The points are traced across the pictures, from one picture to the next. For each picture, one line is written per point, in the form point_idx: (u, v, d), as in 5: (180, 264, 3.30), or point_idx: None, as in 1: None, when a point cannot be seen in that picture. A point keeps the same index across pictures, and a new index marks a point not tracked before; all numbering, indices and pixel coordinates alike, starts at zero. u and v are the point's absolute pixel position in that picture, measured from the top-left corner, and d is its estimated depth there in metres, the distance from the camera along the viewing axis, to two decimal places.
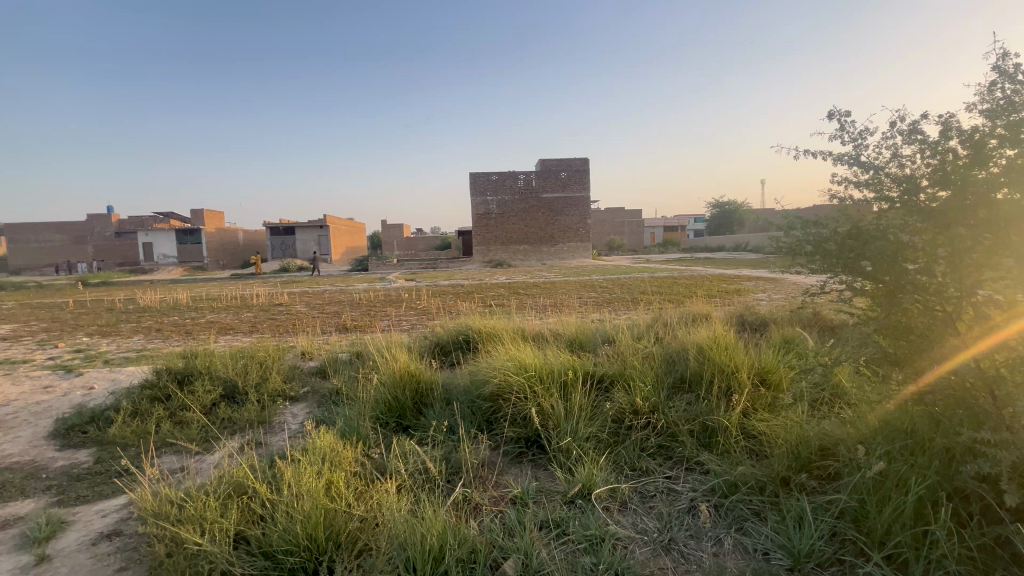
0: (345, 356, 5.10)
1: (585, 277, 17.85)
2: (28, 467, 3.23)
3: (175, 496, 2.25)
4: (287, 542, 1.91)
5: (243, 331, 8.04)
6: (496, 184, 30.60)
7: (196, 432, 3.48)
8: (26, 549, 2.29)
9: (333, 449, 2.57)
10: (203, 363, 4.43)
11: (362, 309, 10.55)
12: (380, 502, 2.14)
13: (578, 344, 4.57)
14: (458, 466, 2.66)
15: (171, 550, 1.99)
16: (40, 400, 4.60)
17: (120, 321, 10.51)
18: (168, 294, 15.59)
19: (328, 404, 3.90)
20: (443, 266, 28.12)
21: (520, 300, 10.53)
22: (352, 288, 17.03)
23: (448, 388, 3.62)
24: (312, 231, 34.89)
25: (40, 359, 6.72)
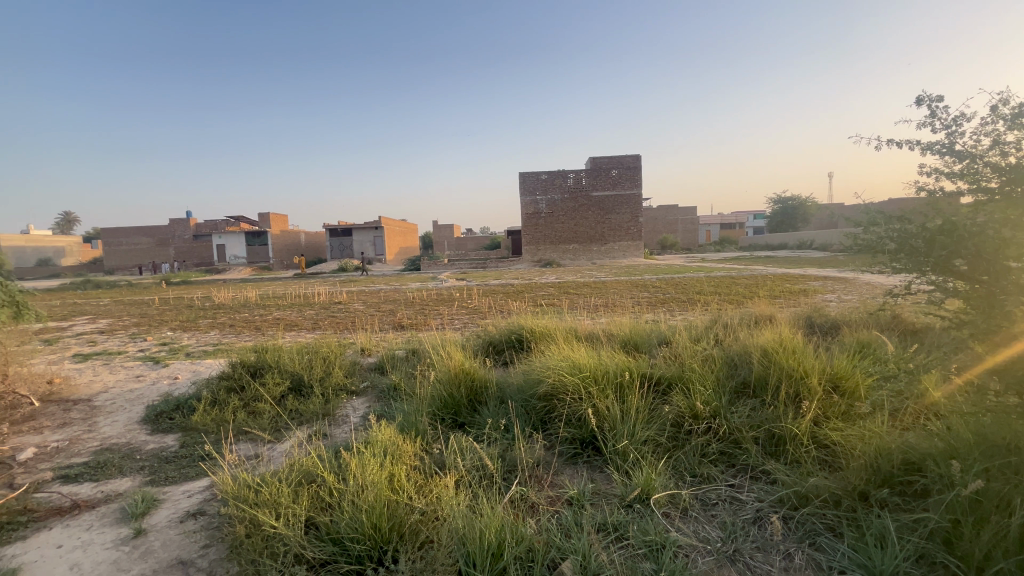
0: (401, 354, 5.26)
1: (637, 277, 17.44)
2: (124, 449, 3.57)
3: (251, 480, 2.41)
4: (354, 530, 2.00)
5: (306, 328, 8.49)
6: (546, 183, 30.57)
7: (268, 422, 3.71)
8: (126, 522, 2.54)
9: (394, 443, 2.65)
10: (273, 357, 4.73)
11: (416, 307, 10.85)
12: (440, 495, 2.19)
13: (633, 345, 4.48)
14: (514, 464, 2.68)
15: (250, 531, 2.13)
16: (133, 388, 5.06)
17: (198, 317, 11.40)
18: (240, 293, 16.70)
19: (386, 399, 4.04)
20: (493, 266, 28.41)
21: (571, 300, 10.44)
22: (406, 287, 17.55)
23: (502, 387, 3.65)
24: (367, 232, 36.31)
25: (132, 350, 7.41)
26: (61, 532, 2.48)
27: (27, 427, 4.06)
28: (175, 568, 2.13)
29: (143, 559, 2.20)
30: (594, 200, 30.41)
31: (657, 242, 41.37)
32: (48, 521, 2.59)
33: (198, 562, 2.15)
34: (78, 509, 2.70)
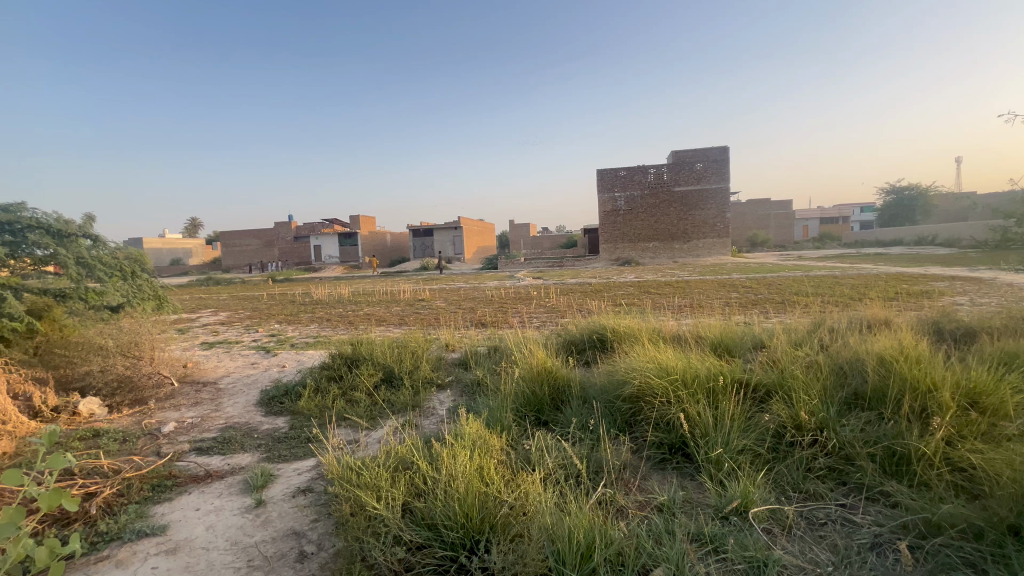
0: (483, 350, 5.40)
1: (724, 276, 16.45)
2: (245, 428, 4.01)
3: (353, 463, 2.61)
4: (447, 517, 2.09)
5: (394, 324, 8.98)
6: (625, 180, 29.79)
7: (364, 410, 3.99)
8: (248, 493, 2.86)
9: (481, 436, 2.73)
10: (367, 350, 5.06)
11: (495, 306, 11.05)
12: (528, 490, 2.23)
13: (725, 348, 4.22)
14: (599, 465, 2.64)
15: (354, 510, 2.31)
16: (250, 374, 5.68)
17: (300, 311, 12.53)
18: (334, 290, 18.06)
19: (471, 394, 4.18)
20: (569, 265, 28.22)
21: (653, 300, 10.07)
22: (484, 286, 17.97)
23: (584, 386, 3.61)
24: (448, 232, 37.69)
25: (247, 340, 8.32)
26: (198, 497, 2.84)
27: (169, 404, 4.71)
28: (291, 538, 2.36)
29: (264, 527, 2.46)
30: (676, 196, 29.12)
31: (746, 239, 38.65)
32: (188, 486, 2.99)
33: (309, 534, 2.37)
34: (210, 478, 3.09)
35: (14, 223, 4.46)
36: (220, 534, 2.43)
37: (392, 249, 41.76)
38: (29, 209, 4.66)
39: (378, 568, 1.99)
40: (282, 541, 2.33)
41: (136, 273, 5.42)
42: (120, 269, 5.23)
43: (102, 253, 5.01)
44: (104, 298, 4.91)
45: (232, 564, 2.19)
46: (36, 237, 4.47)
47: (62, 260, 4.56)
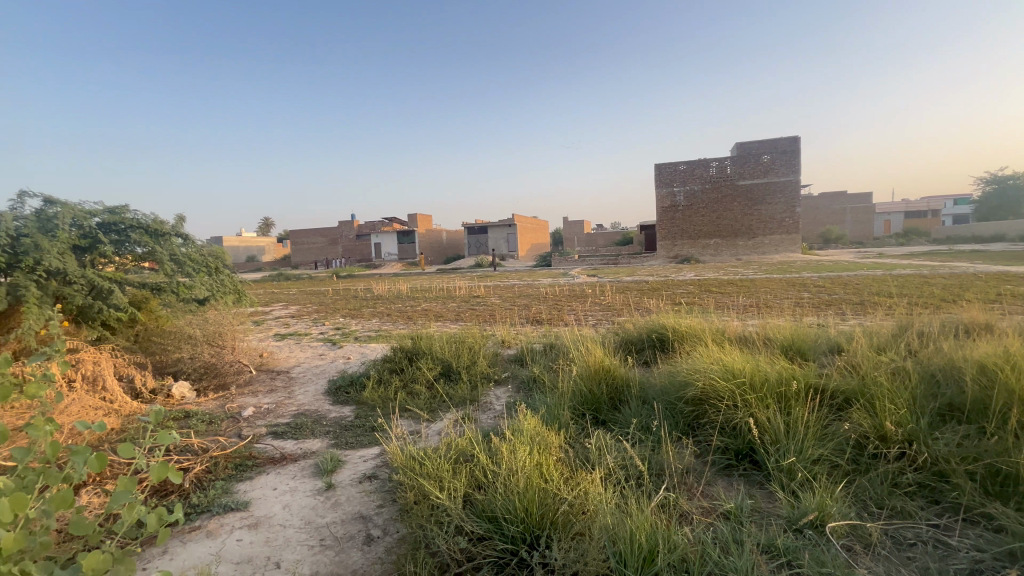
0: (539, 348, 5.41)
1: (794, 275, 15.47)
2: (314, 415, 4.26)
3: (416, 453, 2.70)
4: (508, 511, 2.13)
5: (450, 320, 9.18)
6: (684, 174, 28.74)
7: (424, 403, 4.12)
8: (318, 476, 3.03)
9: (539, 433, 2.74)
10: (426, 344, 5.21)
11: (549, 303, 11.01)
12: (587, 489, 2.21)
13: (796, 351, 3.97)
14: (660, 468, 2.57)
15: (418, 498, 2.40)
16: (318, 365, 6.02)
17: (362, 306, 13.11)
18: (393, 286, 18.71)
19: (526, 390, 4.20)
20: (625, 263, 27.63)
21: (715, 300, 9.64)
22: (538, 283, 17.99)
23: (644, 386, 3.52)
24: (502, 230, 38.03)
25: (315, 332, 8.82)
26: (274, 478, 3.06)
27: (247, 390, 5.09)
28: (358, 521, 2.48)
29: (334, 509, 2.61)
30: (741, 189, 27.73)
31: (818, 235, 36.13)
32: (266, 467, 3.22)
33: (375, 518, 2.48)
34: (286, 460, 3.31)
35: (118, 224, 4.98)
36: (296, 513, 2.60)
37: (448, 246, 42.75)
38: (130, 211, 5.18)
39: (441, 556, 2.06)
40: (350, 524, 2.46)
41: (219, 269, 5.89)
42: (206, 265, 5.70)
43: (190, 251, 5.49)
44: (192, 292, 5.38)
45: (306, 541, 2.34)
46: (136, 236, 4.96)
47: (157, 257, 5.04)
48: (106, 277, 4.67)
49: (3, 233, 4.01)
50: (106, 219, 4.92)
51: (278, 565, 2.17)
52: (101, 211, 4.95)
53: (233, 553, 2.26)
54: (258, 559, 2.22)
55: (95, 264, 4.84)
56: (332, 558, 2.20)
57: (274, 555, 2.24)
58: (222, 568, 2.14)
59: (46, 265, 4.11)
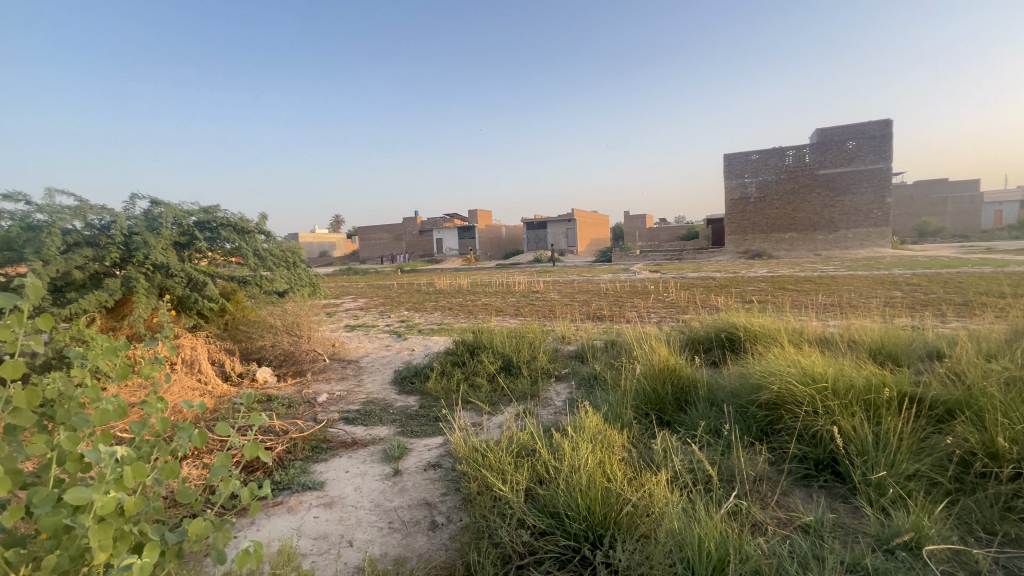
0: (600, 344, 5.33)
1: (882, 272, 14.16)
2: (382, 403, 4.47)
3: (478, 444, 2.76)
4: (570, 507, 2.12)
5: (510, 314, 9.26)
6: (757, 164, 27.08)
7: (485, 396, 4.20)
8: (387, 462, 3.17)
9: (601, 431, 2.70)
10: (487, 338, 5.29)
11: (610, 299, 10.79)
12: (653, 491, 2.15)
13: (887, 356, 3.63)
14: (731, 474, 2.45)
15: (481, 489, 2.45)
16: (385, 355, 6.30)
17: (425, 299, 13.54)
18: (454, 281, 19.17)
19: (587, 388, 4.15)
20: (689, 258, 26.53)
21: (791, 298, 9.01)
22: (597, 278, 17.69)
23: (713, 388, 3.36)
24: (561, 225, 37.78)
25: (382, 325, 9.23)
26: (347, 461, 3.24)
27: (321, 378, 5.43)
28: (424, 507, 2.57)
29: (401, 494, 2.72)
30: (821, 179, 25.73)
31: (912, 228, 32.75)
32: (339, 450, 3.42)
33: (439, 506, 2.56)
34: (357, 444, 3.51)
35: (210, 222, 5.46)
36: (367, 495, 2.74)
37: (507, 242, 43.13)
38: (220, 210, 5.66)
39: (503, 547, 2.09)
40: (416, 510, 2.55)
41: (296, 263, 6.29)
42: (285, 260, 6.09)
43: (272, 247, 5.90)
44: (273, 284, 5.78)
45: (376, 523, 2.46)
46: (225, 233, 5.40)
47: (242, 252, 5.46)
48: (200, 271, 5.13)
49: (117, 231, 4.52)
50: (201, 218, 5.42)
51: (350, 543, 2.30)
52: (196, 211, 5.44)
53: (311, 529, 2.42)
54: (332, 536, 2.36)
55: (192, 258, 5.34)
56: (400, 540, 2.30)
57: (347, 534, 2.38)
58: (302, 542, 2.30)
59: (152, 260, 4.58)
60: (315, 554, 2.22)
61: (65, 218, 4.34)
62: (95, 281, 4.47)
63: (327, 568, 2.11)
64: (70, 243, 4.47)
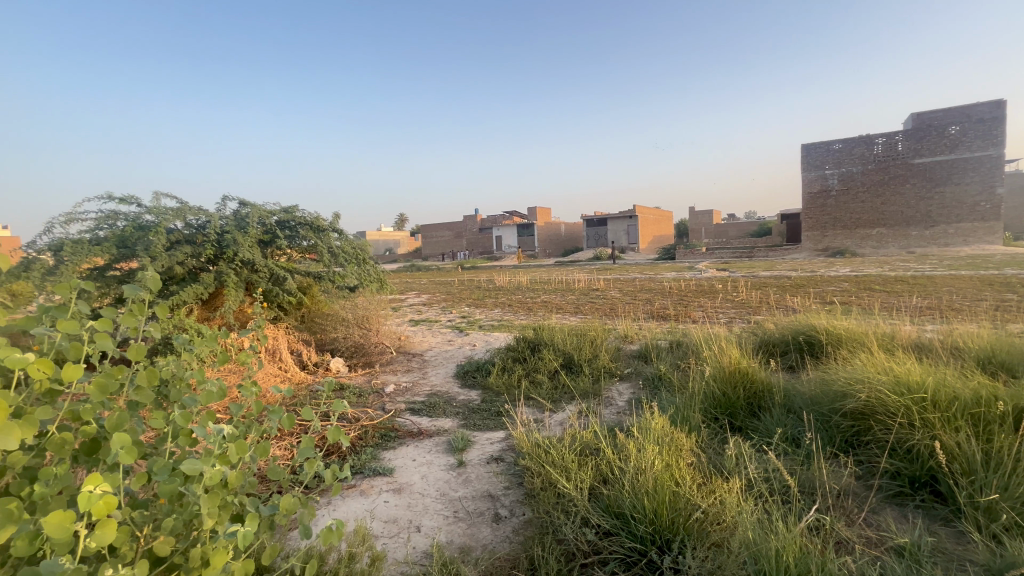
0: (664, 345, 5.17)
1: (991, 271, 12.61)
2: (446, 396, 4.60)
3: (541, 441, 2.77)
4: (636, 509, 2.08)
5: (570, 312, 9.19)
6: (840, 154, 25.02)
7: (546, 392, 4.21)
8: (451, 453, 3.26)
9: (668, 432, 2.62)
10: (548, 335, 5.28)
11: (675, 298, 10.41)
12: (725, 498, 2.07)
13: (999, 366, 3.24)
14: (811, 486, 2.30)
15: (545, 485, 2.47)
16: (448, 350, 6.47)
17: (485, 296, 13.75)
18: (513, 278, 19.33)
19: (652, 388, 4.04)
20: (761, 255, 25.02)
21: (879, 300, 8.25)
22: (660, 276, 17.15)
23: (790, 393, 3.16)
24: (623, 221, 36.92)
25: (444, 320, 9.50)
26: (414, 450, 3.37)
27: (389, 369, 5.68)
28: (487, 499, 2.63)
29: (465, 485, 2.80)
30: (916, 169, 23.33)
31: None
32: (406, 439, 3.57)
33: (503, 499, 2.60)
34: (423, 435, 3.64)
35: (290, 221, 5.83)
36: (433, 484, 2.84)
37: (566, 239, 42.83)
38: (299, 210, 6.03)
39: (567, 544, 2.10)
40: (480, 501, 2.61)
41: (365, 259, 6.54)
42: (355, 256, 6.38)
43: (344, 244, 6.23)
44: (345, 280, 6.10)
45: (442, 511, 2.54)
46: (303, 232, 5.78)
47: (318, 249, 5.81)
48: (281, 267, 5.51)
49: (211, 230, 4.95)
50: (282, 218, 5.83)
51: (419, 529, 2.39)
52: (278, 210, 5.81)
53: (383, 512, 2.55)
54: (402, 521, 2.47)
55: (274, 255, 5.76)
56: (465, 530, 2.36)
57: (415, 520, 2.47)
58: (374, 524, 2.43)
59: (240, 256, 4.99)
60: (386, 537, 2.33)
61: (169, 219, 4.83)
62: (192, 276, 4.95)
63: (398, 550, 2.21)
64: (173, 241, 4.97)
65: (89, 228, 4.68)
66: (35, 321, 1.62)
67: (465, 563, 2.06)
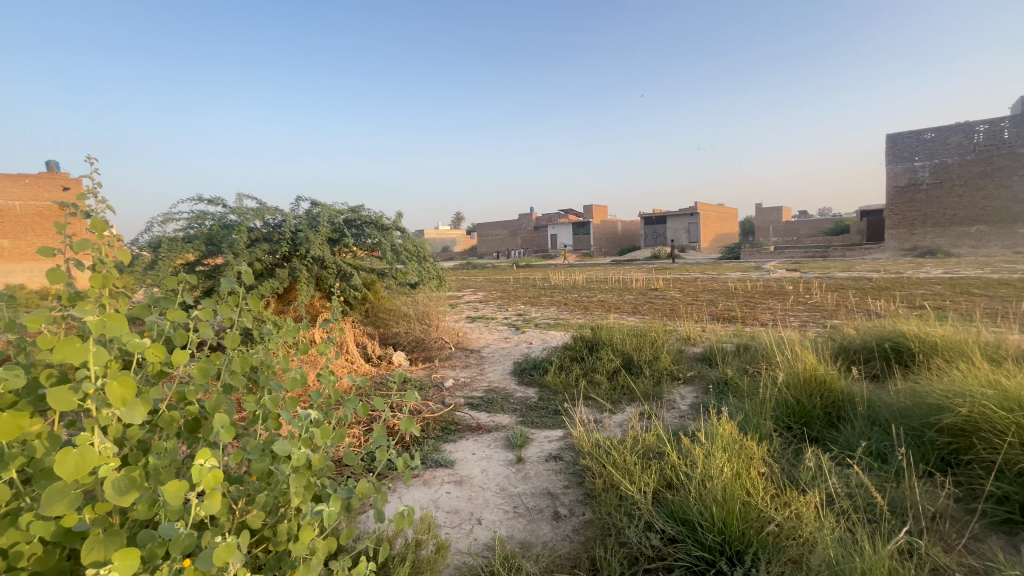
0: (731, 348, 4.94)
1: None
2: (503, 393, 4.65)
3: (602, 441, 2.74)
4: (703, 517, 2.02)
5: (628, 312, 9.00)
6: (933, 144, 22.79)
7: (604, 393, 4.15)
8: (510, 449, 3.30)
9: (737, 439, 2.51)
10: (606, 335, 5.20)
11: (740, 300, 9.91)
12: (801, 512, 1.96)
13: None
14: (902, 506, 2.11)
15: (607, 487, 2.44)
16: (505, 347, 6.54)
17: (540, 294, 13.78)
18: (568, 277, 19.22)
19: (717, 393, 3.88)
20: (837, 255, 23.26)
21: (980, 305, 7.42)
22: (723, 277, 16.40)
23: (875, 404, 2.92)
24: (683, 219, 35.62)
25: (500, 317, 9.60)
26: (474, 444, 3.44)
27: (448, 364, 5.83)
28: (547, 497, 2.63)
29: (524, 481, 2.82)
30: None
31: None
32: (465, 433, 3.65)
33: (562, 497, 2.60)
34: (482, 429, 3.71)
35: (356, 220, 6.08)
36: (493, 478, 2.89)
37: (622, 238, 41.95)
38: (365, 209, 6.28)
39: (630, 547, 2.07)
40: (540, 498, 2.62)
41: (425, 257, 6.65)
42: (416, 254, 6.52)
43: (405, 242, 6.37)
44: (407, 277, 6.28)
45: (502, 506, 2.58)
46: (368, 230, 6.01)
47: (382, 247, 6.03)
48: (348, 263, 5.78)
49: (286, 229, 5.28)
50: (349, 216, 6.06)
51: (480, 521, 2.44)
52: (346, 210, 6.08)
53: (446, 503, 2.62)
54: (463, 512, 2.53)
55: (342, 253, 6.04)
56: (525, 526, 2.38)
57: (476, 513, 2.53)
58: (437, 513, 2.51)
59: (311, 253, 5.29)
60: (449, 527, 2.40)
61: (250, 219, 5.22)
62: (270, 271, 5.31)
63: (460, 541, 2.27)
64: (253, 239, 5.35)
65: (183, 228, 5.16)
66: (147, 310, 1.81)
67: (527, 559, 2.08)
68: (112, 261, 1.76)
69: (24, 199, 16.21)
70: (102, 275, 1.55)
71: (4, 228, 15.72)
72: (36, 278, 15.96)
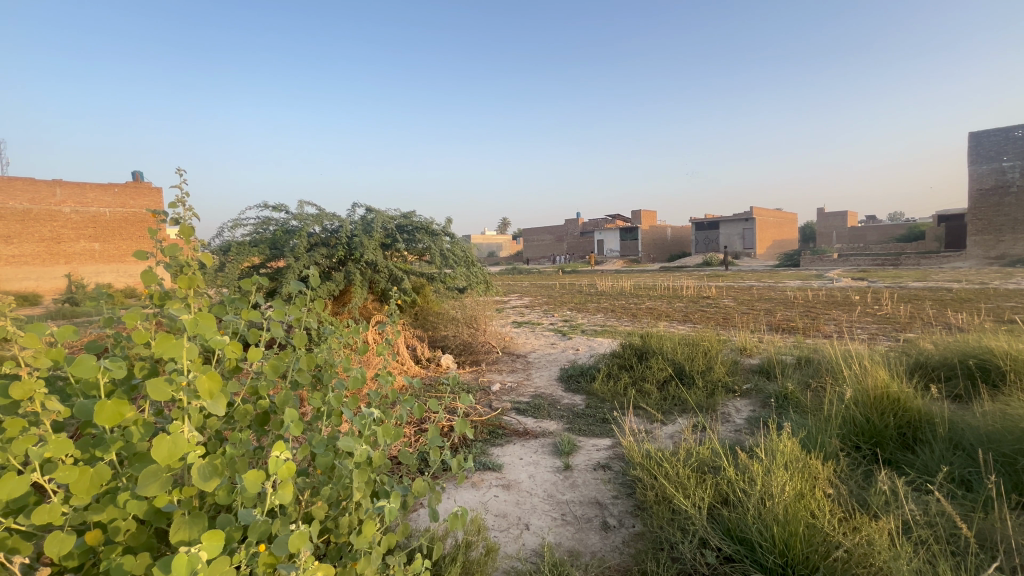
0: (790, 360, 4.69)
1: None
2: (550, 398, 4.64)
3: (654, 452, 2.68)
4: (762, 536, 1.94)
5: (679, 320, 8.75)
6: None
7: (654, 403, 4.05)
8: (557, 456, 3.28)
9: (800, 457, 2.38)
10: (657, 343, 5.06)
11: (801, 309, 9.40)
12: (873, 538, 1.83)
13: None
14: (992, 540, 1.93)
15: (659, 500, 2.39)
16: (551, 353, 6.53)
17: (587, 300, 13.65)
18: (613, 282, 19.03)
19: (776, 407, 3.70)
20: (911, 264, 21.61)
21: None
22: (779, 285, 15.64)
23: (958, 426, 2.68)
24: (737, 224, 34.25)
25: (546, 323, 9.60)
26: (521, 449, 3.44)
27: (494, 368, 5.89)
28: (595, 506, 2.60)
29: (572, 489, 2.79)
30: None
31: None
32: (512, 437, 3.66)
33: (611, 507, 2.56)
34: (529, 434, 3.70)
35: (408, 226, 6.15)
36: (540, 484, 2.88)
37: (672, 244, 40.87)
38: (416, 215, 6.34)
39: (684, 563, 2.02)
40: (588, 508, 2.59)
41: (473, 261, 6.75)
42: (465, 259, 6.60)
43: (454, 248, 6.43)
44: (455, 281, 6.40)
45: (550, 512, 2.57)
46: (419, 235, 6.05)
47: (432, 252, 6.09)
48: (399, 268, 5.94)
49: (342, 234, 5.50)
50: (400, 223, 6.14)
51: (528, 527, 2.44)
52: (399, 216, 6.20)
53: (495, 506, 2.64)
54: (511, 516, 2.54)
55: (394, 258, 6.16)
56: (573, 534, 2.36)
57: (524, 517, 2.53)
58: (487, 515, 2.54)
59: (365, 258, 5.46)
60: (498, 530, 2.42)
61: (309, 225, 5.47)
62: (326, 275, 5.55)
63: (509, 544, 2.29)
64: (312, 243, 5.63)
65: (249, 233, 5.50)
66: (224, 309, 1.94)
67: (576, 567, 2.07)
68: (195, 264, 1.90)
69: (114, 207, 17.75)
70: (188, 276, 1.68)
71: (97, 233, 17.42)
72: (122, 279, 17.62)
